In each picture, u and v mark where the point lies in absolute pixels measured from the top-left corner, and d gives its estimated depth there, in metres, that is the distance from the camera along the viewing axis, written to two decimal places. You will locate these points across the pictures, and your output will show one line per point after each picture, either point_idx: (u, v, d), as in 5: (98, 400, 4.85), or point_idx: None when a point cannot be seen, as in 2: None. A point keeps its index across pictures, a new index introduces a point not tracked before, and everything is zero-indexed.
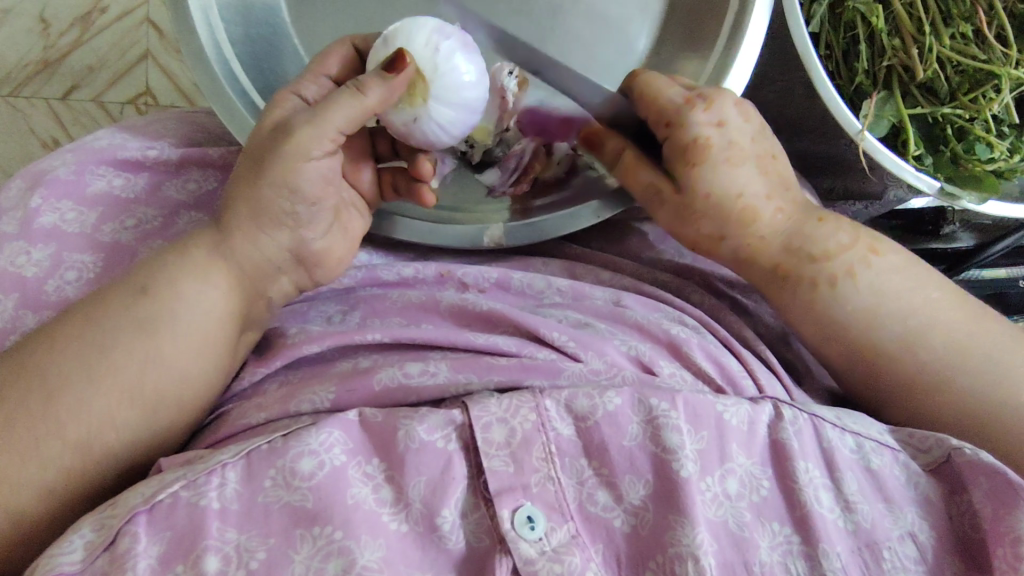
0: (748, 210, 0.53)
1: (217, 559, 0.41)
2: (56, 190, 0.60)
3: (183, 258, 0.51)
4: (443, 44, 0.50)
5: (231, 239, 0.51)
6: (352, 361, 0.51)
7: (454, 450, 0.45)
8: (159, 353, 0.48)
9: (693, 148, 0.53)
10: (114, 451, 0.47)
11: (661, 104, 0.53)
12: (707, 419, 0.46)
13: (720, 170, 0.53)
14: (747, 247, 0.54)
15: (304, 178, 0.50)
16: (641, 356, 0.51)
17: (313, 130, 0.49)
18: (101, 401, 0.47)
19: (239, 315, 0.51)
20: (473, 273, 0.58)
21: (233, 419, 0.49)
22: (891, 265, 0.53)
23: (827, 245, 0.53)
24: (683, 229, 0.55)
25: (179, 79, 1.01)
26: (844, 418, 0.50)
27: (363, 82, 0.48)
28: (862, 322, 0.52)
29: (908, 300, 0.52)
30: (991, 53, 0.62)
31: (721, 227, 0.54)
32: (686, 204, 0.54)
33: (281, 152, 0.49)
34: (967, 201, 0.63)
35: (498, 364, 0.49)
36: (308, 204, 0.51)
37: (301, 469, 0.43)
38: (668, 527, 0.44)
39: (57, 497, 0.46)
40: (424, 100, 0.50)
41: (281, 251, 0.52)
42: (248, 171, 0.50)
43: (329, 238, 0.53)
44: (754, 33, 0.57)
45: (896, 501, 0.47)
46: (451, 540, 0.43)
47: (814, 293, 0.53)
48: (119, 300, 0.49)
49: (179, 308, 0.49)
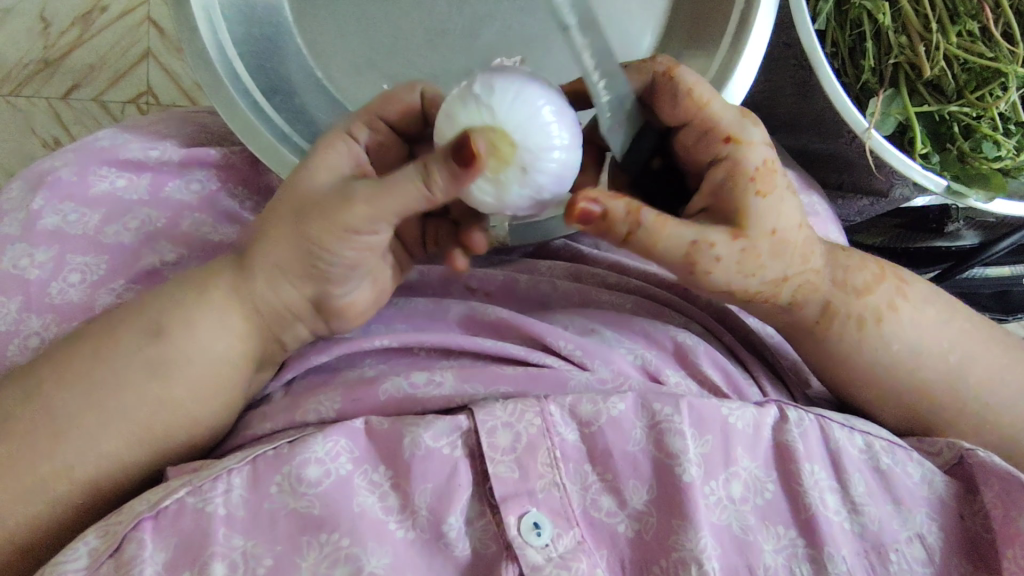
0: (806, 243, 0.50)
1: (223, 566, 0.41)
2: (60, 191, 0.60)
3: (199, 294, 0.49)
4: (477, 87, 0.41)
5: (253, 278, 0.49)
6: (358, 369, 0.51)
7: (459, 457, 0.45)
8: (170, 396, 0.47)
9: (761, 174, 0.47)
10: (123, 484, 0.47)
11: (716, 116, 0.47)
12: (712, 424, 0.46)
13: (785, 199, 0.48)
14: (806, 284, 0.51)
15: (345, 249, 0.45)
16: (647, 364, 0.52)
17: (365, 209, 0.43)
18: (111, 443, 0.46)
19: (254, 355, 0.50)
20: (477, 276, 0.59)
21: (242, 432, 0.50)
22: (923, 295, 0.53)
23: (864, 279, 0.53)
24: (743, 278, 0.48)
25: (180, 77, 1.01)
26: (851, 420, 0.50)
27: (429, 172, 0.40)
28: (905, 356, 0.52)
29: (949, 334, 0.53)
30: (998, 50, 0.61)
31: (785, 265, 0.49)
32: (751, 245, 0.47)
33: (324, 223, 0.44)
34: (975, 200, 0.64)
35: (504, 373, 0.49)
36: (343, 266, 0.47)
37: (307, 476, 0.44)
38: (672, 532, 0.44)
39: (60, 525, 0.46)
40: (510, 145, 0.40)
41: (300, 301, 0.49)
42: (289, 228, 0.46)
43: (358, 293, 0.50)
44: (759, 32, 0.56)
45: (905, 502, 0.47)
46: (458, 547, 0.44)
47: (860, 333, 0.52)
48: (133, 337, 0.48)
49: (194, 350, 0.48)
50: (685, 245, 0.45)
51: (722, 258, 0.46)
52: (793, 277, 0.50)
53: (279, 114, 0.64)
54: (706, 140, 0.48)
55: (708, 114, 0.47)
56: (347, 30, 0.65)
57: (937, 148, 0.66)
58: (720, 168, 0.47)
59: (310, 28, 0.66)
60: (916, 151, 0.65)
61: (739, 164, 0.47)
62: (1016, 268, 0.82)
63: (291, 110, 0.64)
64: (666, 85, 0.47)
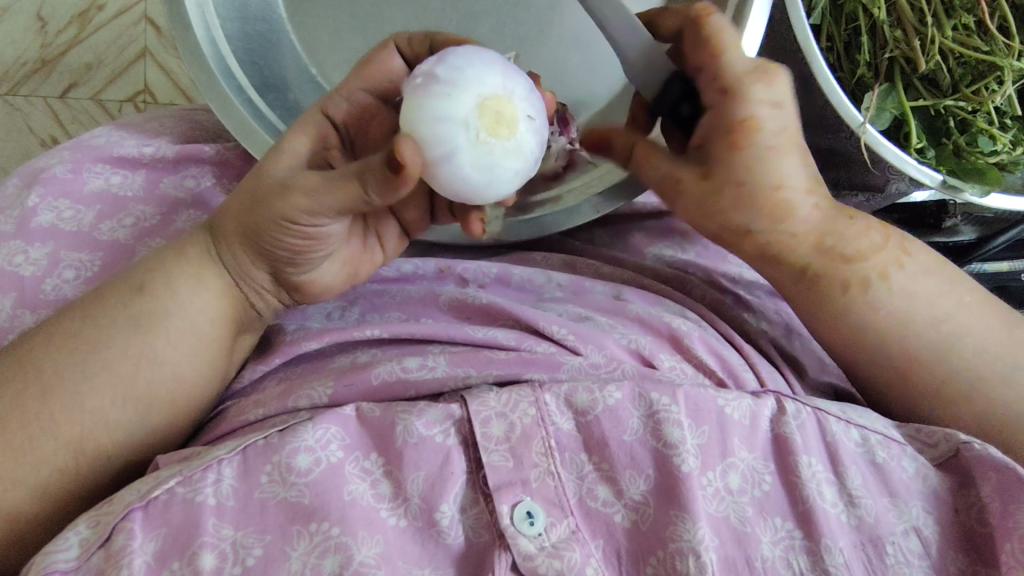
0: (782, 204, 0.49)
1: (213, 556, 0.41)
2: (54, 189, 0.60)
3: (179, 255, 0.50)
4: (438, 75, 0.40)
5: (222, 241, 0.49)
6: (351, 356, 0.51)
7: (452, 445, 0.45)
8: (152, 352, 0.48)
9: (743, 130, 0.46)
10: (107, 448, 0.47)
11: (719, 68, 0.46)
12: (708, 414, 0.46)
13: (773, 155, 0.47)
14: (778, 244, 0.51)
15: (286, 238, 0.46)
16: (642, 349, 0.51)
17: (306, 200, 0.43)
18: (95, 401, 0.46)
19: (236, 314, 0.50)
20: (472, 268, 0.59)
21: (231, 417, 0.49)
22: (920, 267, 0.52)
23: (859, 246, 0.51)
24: (701, 219, 0.50)
25: (177, 75, 1.01)
26: (850, 413, 0.49)
27: (366, 181, 0.40)
28: (895, 328, 0.52)
29: (942, 303, 0.52)
30: (994, 43, 0.61)
31: (753, 218, 0.49)
32: (711, 190, 0.48)
33: (267, 205, 0.45)
34: (970, 193, 0.63)
35: (496, 358, 0.48)
36: (291, 252, 0.47)
37: (297, 465, 0.43)
38: (669, 522, 0.43)
39: (52, 492, 0.46)
40: (504, 104, 0.41)
41: (263, 277, 0.49)
42: (244, 208, 0.47)
43: (315, 272, 0.49)
44: (755, 21, 0.56)
45: (902, 496, 0.46)
46: (450, 535, 0.43)
47: (844, 295, 0.52)
48: (116, 300, 0.48)
49: (174, 306, 0.49)
50: (664, 165, 0.49)
51: (689, 190, 0.49)
52: (759, 234, 0.50)
53: (272, 111, 0.64)
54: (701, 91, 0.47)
55: (717, 65, 0.46)
56: (340, 24, 0.65)
57: (933, 141, 0.66)
58: (709, 118, 0.47)
59: (302, 23, 0.65)
60: (912, 145, 0.64)
61: (723, 114, 0.46)
62: (1015, 263, 0.81)
63: (283, 106, 0.65)
64: (692, 34, 0.46)
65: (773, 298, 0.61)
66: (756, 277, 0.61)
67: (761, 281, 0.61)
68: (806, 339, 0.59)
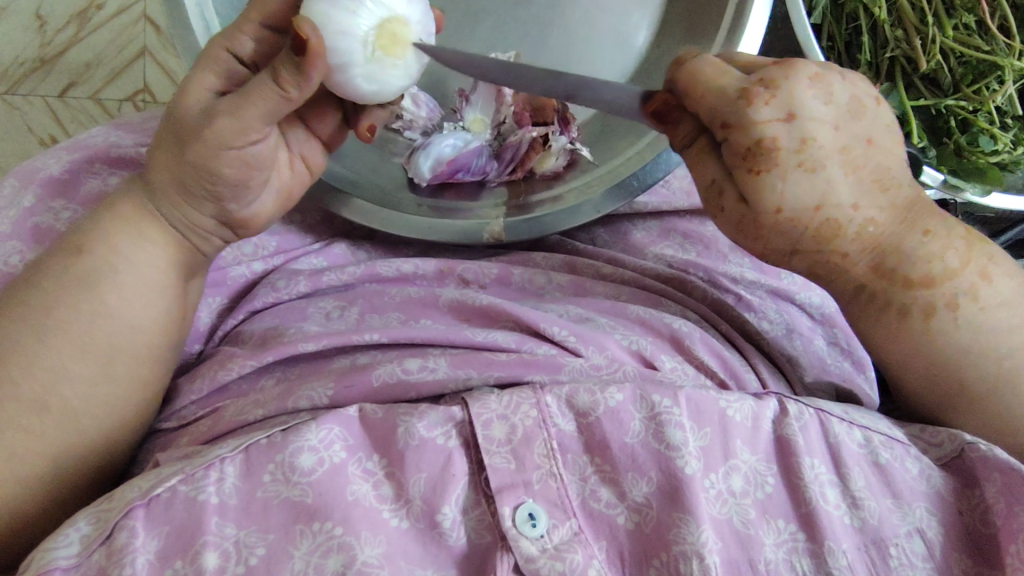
0: (826, 225, 0.43)
1: (216, 555, 0.41)
2: (50, 189, 0.59)
3: (115, 212, 0.49)
4: None
5: (157, 194, 0.48)
6: (349, 358, 0.50)
7: (454, 447, 0.45)
8: (104, 305, 0.47)
9: (756, 154, 0.40)
10: (72, 404, 0.47)
11: (714, 103, 0.40)
12: (710, 415, 0.46)
13: (809, 176, 0.41)
14: (831, 267, 0.45)
15: (223, 167, 0.46)
16: (642, 350, 0.51)
17: (234, 123, 0.44)
18: (51, 358, 0.46)
19: (187, 262, 0.50)
20: (473, 269, 0.59)
21: (228, 416, 0.48)
22: (998, 298, 0.48)
23: (929, 271, 0.46)
24: (744, 243, 0.44)
25: (176, 74, 1.01)
26: (851, 413, 0.49)
27: (284, 76, 0.41)
28: (950, 355, 0.48)
29: (1010, 339, 0.48)
30: (994, 44, 0.62)
31: (799, 243, 0.43)
32: (748, 216, 0.42)
33: (200, 142, 0.45)
34: (971, 192, 0.63)
35: (497, 359, 0.48)
36: (233, 184, 0.47)
37: (300, 465, 0.43)
38: (672, 524, 0.43)
39: (22, 459, 0.45)
40: (401, 26, 0.45)
41: (207, 219, 0.49)
42: (174, 158, 0.47)
43: (256, 204, 0.50)
44: (757, 14, 0.54)
45: (905, 497, 0.46)
46: (453, 536, 0.43)
47: (902, 322, 0.48)
48: (56, 261, 0.48)
49: (118, 259, 0.48)
50: (703, 184, 0.43)
51: (725, 212, 0.43)
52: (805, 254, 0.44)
53: None
54: (707, 122, 0.41)
55: (718, 88, 0.40)
56: None
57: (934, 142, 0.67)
58: (727, 147, 0.41)
59: None
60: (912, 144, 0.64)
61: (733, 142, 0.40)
62: None
63: None
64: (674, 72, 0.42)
65: (773, 296, 0.61)
66: (756, 276, 0.61)
67: (762, 280, 0.61)
68: (806, 340, 0.59)
